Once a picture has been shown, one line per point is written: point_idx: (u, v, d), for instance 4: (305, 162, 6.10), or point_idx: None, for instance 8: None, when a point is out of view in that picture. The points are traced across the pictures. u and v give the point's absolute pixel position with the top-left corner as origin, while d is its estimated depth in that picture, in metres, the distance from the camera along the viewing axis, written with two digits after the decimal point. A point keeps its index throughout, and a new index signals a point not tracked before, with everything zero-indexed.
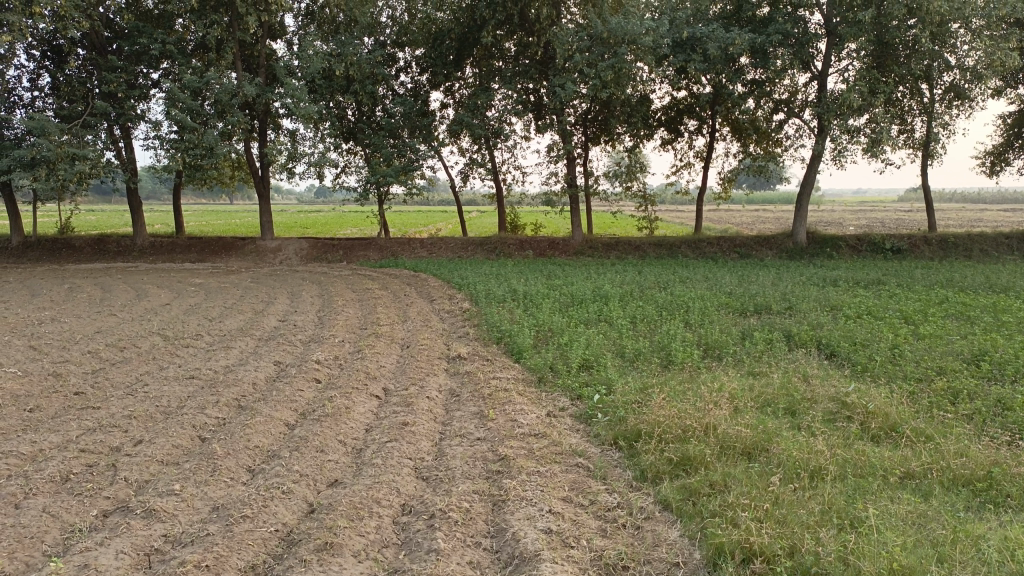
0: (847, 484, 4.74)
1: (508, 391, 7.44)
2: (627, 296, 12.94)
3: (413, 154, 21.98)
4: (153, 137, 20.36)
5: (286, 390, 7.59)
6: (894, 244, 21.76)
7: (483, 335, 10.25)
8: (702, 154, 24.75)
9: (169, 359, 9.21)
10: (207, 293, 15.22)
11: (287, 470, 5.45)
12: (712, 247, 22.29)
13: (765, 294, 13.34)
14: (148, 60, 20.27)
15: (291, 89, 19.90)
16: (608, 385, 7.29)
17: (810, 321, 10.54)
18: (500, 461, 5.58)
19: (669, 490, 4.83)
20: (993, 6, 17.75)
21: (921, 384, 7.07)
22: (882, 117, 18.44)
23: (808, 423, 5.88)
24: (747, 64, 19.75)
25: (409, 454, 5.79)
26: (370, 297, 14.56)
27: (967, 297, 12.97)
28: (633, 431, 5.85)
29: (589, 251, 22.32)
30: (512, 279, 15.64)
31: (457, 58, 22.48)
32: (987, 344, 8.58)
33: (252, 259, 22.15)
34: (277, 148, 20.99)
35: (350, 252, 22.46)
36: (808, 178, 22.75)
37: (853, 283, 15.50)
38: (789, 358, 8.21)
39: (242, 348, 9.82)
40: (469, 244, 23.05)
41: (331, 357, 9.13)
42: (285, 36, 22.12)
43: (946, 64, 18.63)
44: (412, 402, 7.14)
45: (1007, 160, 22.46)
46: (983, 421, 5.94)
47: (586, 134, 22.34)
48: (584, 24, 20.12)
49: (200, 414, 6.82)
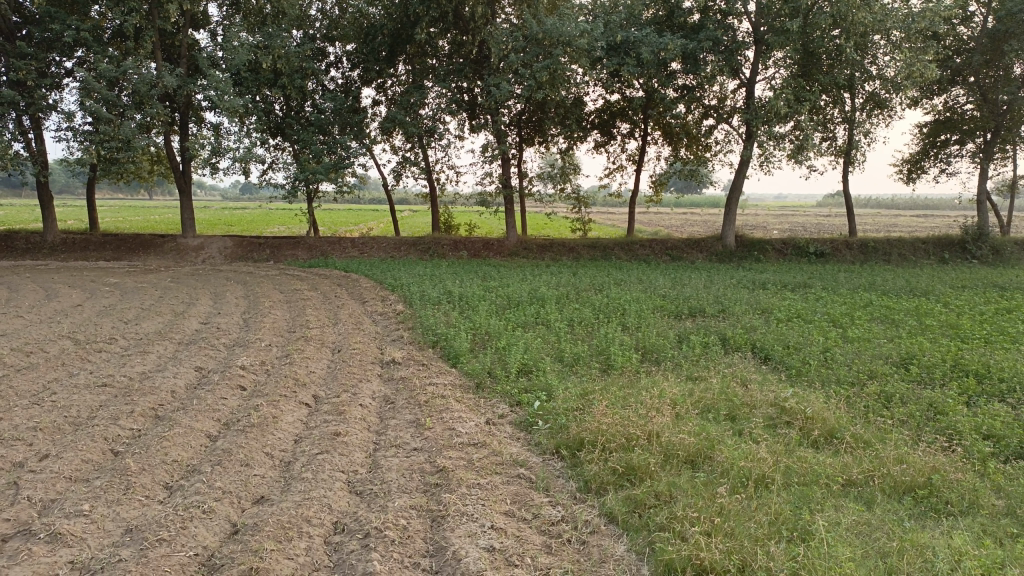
0: (793, 493, 4.68)
1: (445, 398, 7.19)
2: (564, 299, 12.85)
3: (344, 152, 21.45)
4: (66, 128, 19.28)
5: (208, 399, 7.15)
6: (818, 248, 22.35)
7: (417, 338, 9.97)
8: (634, 157, 24.99)
9: (81, 365, 8.61)
10: (124, 294, 14.45)
11: (208, 487, 5.07)
12: (644, 249, 22.50)
13: (699, 297, 13.44)
14: (61, 47, 19.20)
15: (215, 82, 19.16)
16: (548, 391, 7.13)
17: (744, 324, 10.63)
18: (439, 473, 5.33)
19: (613, 502, 4.69)
20: (912, 21, 18.48)
21: (854, 389, 7.16)
22: (808, 124, 18.91)
23: (749, 429, 5.84)
24: (678, 70, 20.00)
25: (341, 467, 5.48)
26: (299, 299, 14.06)
27: (890, 300, 13.35)
28: (575, 439, 5.69)
29: (523, 252, 22.23)
30: (446, 280, 15.37)
31: (390, 55, 22.05)
32: (913, 348, 8.79)
33: (172, 258, 21.22)
34: (200, 143, 20.19)
35: (277, 251, 21.76)
36: (736, 183, 23.19)
37: (781, 285, 15.84)
38: (726, 362, 8.22)
39: (161, 353, 9.28)
40: (402, 244, 22.65)
41: (256, 362, 8.69)
42: (208, 26, 21.28)
43: (868, 75, 19.22)
44: (344, 410, 6.81)
45: (922, 168, 23.42)
46: (918, 426, 6.01)
47: (520, 135, 22.20)
48: (519, 24, 19.98)
49: (114, 426, 6.35)
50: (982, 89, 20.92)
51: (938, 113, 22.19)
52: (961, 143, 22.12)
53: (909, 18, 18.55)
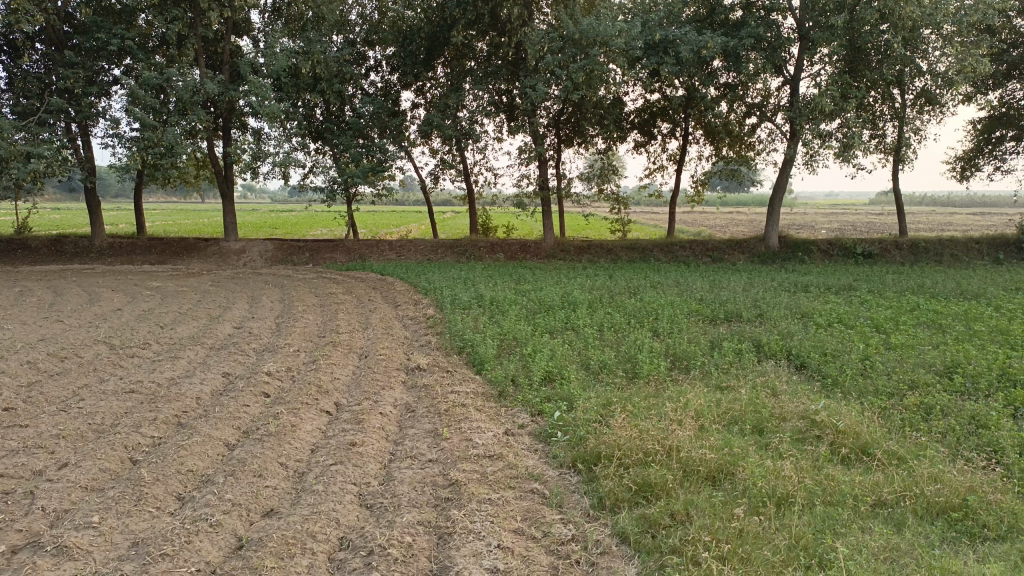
0: (816, 514, 4.44)
1: (465, 407, 7.07)
2: (597, 303, 12.63)
3: (382, 155, 21.52)
4: (111, 135, 19.71)
5: (230, 406, 7.14)
6: (865, 248, 21.69)
7: (445, 344, 9.87)
8: (675, 156, 24.59)
9: (112, 371, 8.71)
10: (164, 298, 14.67)
11: (218, 499, 5.03)
12: (684, 251, 22.12)
13: (736, 301, 13.11)
14: (107, 56, 19.63)
15: (256, 87, 19.38)
16: (571, 401, 6.96)
17: (781, 330, 10.29)
18: (451, 487, 5.22)
19: (626, 521, 4.52)
20: (963, 14, 17.80)
21: (892, 400, 6.84)
22: (854, 121, 18.31)
23: (776, 443, 5.60)
24: (719, 67, 19.59)
25: (353, 479, 5.40)
26: (333, 303, 14.09)
27: (939, 304, 12.83)
28: (592, 452, 5.52)
29: (561, 254, 22.03)
30: (480, 284, 15.28)
31: (428, 58, 22.07)
32: (959, 355, 8.38)
33: (214, 261, 21.54)
34: (241, 148, 20.46)
35: (317, 254, 21.95)
36: (780, 182, 22.65)
37: (824, 288, 15.37)
38: (759, 371, 7.94)
39: (191, 359, 9.35)
40: (440, 247, 22.65)
41: (283, 368, 8.69)
42: (250, 33, 21.57)
43: (918, 69, 18.52)
44: (363, 419, 6.74)
45: (977, 165, 22.56)
46: (957, 442, 5.70)
47: (559, 136, 22.00)
48: (556, 25, 19.77)
49: (135, 434, 6.37)
50: None
51: (992, 108, 21.34)
52: (1017, 139, 21.26)
53: (961, 11, 17.87)
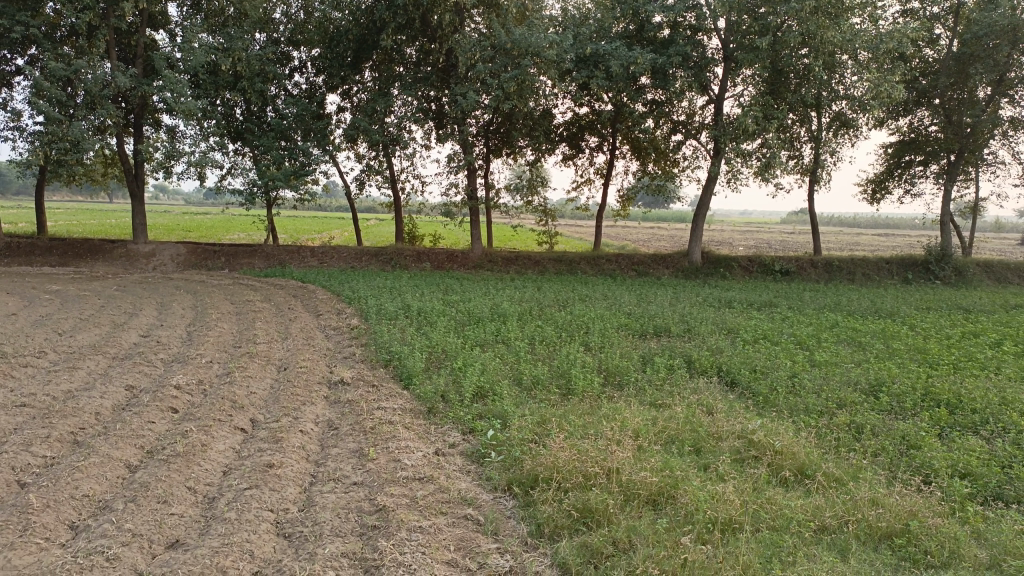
0: (761, 541, 4.30)
1: (393, 424, 6.70)
2: (527, 315, 12.42)
3: (305, 158, 20.81)
4: (11, 127, 18.45)
5: (134, 423, 6.56)
6: (783, 265, 22.25)
7: (370, 357, 9.45)
8: (601, 170, 24.75)
9: (1, 382, 7.94)
10: (63, 302, 13.67)
11: (116, 529, 4.53)
12: (610, 264, 22.21)
13: (664, 315, 13.12)
14: (8, 43, 18.36)
15: (171, 83, 18.44)
16: (503, 419, 6.69)
17: (710, 345, 10.29)
18: (378, 513, 4.85)
19: (567, 550, 4.28)
20: (879, 41, 18.43)
21: (824, 419, 6.82)
22: (775, 142, 18.78)
23: (715, 465, 5.48)
24: (647, 84, 19.75)
25: (269, 505, 4.97)
26: (249, 311, 13.43)
27: (857, 322, 13.17)
28: (528, 475, 5.27)
29: (487, 265, 21.79)
30: (406, 293, 14.88)
31: (355, 60, 21.50)
32: (883, 373, 8.51)
33: (121, 264, 20.36)
34: (153, 146, 19.44)
35: (233, 259, 21.04)
36: (703, 199, 23.04)
37: (747, 304, 15.62)
38: (692, 388, 7.86)
39: (91, 370, 8.65)
40: (364, 254, 22.07)
41: (193, 381, 8.10)
42: (166, 26, 20.57)
43: (835, 94, 19.13)
44: (281, 437, 6.29)
45: (886, 189, 23.54)
46: (891, 464, 5.70)
47: (487, 146, 21.77)
48: (486, 34, 19.55)
49: (23, 454, 5.75)
50: (946, 112, 21.04)
51: (902, 134, 22.32)
52: (925, 164, 22.28)
53: (877, 38, 18.52)
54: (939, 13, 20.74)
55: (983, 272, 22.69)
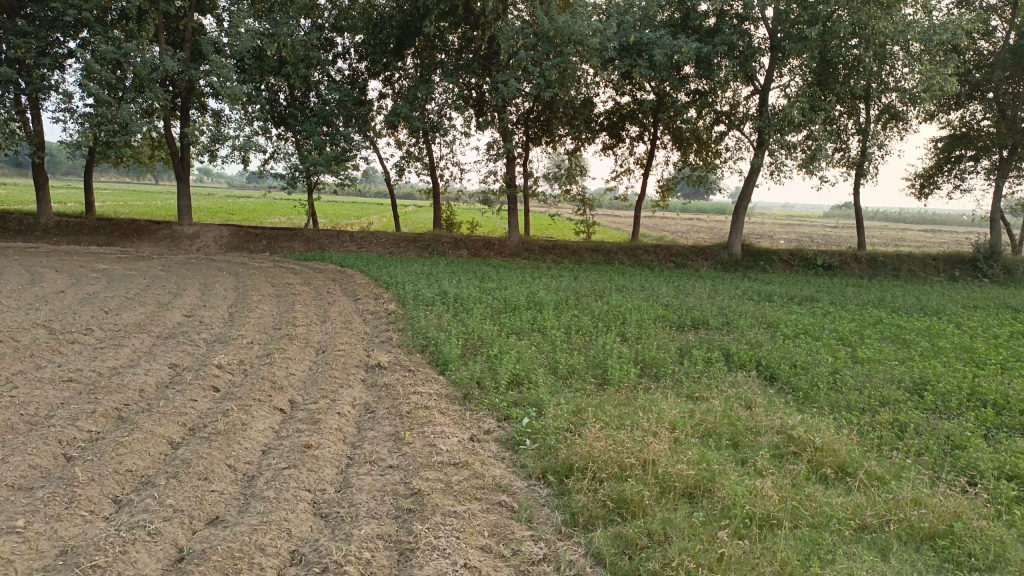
0: (799, 538, 4.24)
1: (429, 409, 6.73)
2: (564, 305, 12.37)
3: (346, 144, 20.97)
4: (63, 110, 18.90)
5: (177, 400, 6.70)
6: (825, 260, 21.85)
7: (407, 342, 9.50)
8: (642, 160, 24.52)
9: (50, 357, 8.16)
10: (110, 282, 13.99)
11: (158, 503, 4.63)
12: (648, 254, 22.03)
13: (702, 308, 12.97)
14: (61, 27, 18.74)
15: (217, 68, 18.71)
16: (538, 407, 6.69)
17: (749, 339, 10.16)
18: (413, 497, 4.88)
19: (601, 540, 4.27)
20: (933, 32, 17.91)
21: (866, 416, 6.69)
22: (820, 134, 18.40)
23: (753, 459, 5.41)
24: (690, 73, 19.48)
25: (307, 485, 5.03)
26: (289, 293, 13.60)
27: (901, 319, 12.89)
28: (563, 463, 5.26)
29: (525, 253, 21.77)
30: (443, 280, 14.94)
31: (397, 47, 21.55)
32: (928, 372, 8.31)
33: (165, 246, 20.77)
34: (199, 129, 19.76)
35: (274, 243, 21.33)
36: (745, 191, 22.71)
37: (787, 298, 15.38)
38: (730, 381, 7.77)
39: (136, 347, 8.85)
40: (402, 240, 22.20)
41: (234, 361, 8.24)
42: (214, 12, 20.79)
43: (885, 85, 18.65)
44: (319, 419, 6.36)
45: (934, 183, 22.96)
46: (935, 463, 5.57)
47: (527, 134, 21.69)
48: (529, 21, 19.43)
49: (71, 427, 5.90)
50: (1000, 106, 20.42)
51: (953, 128, 21.72)
52: (976, 158, 21.66)
53: (931, 30, 17.98)
54: (996, 4, 20.15)
55: None
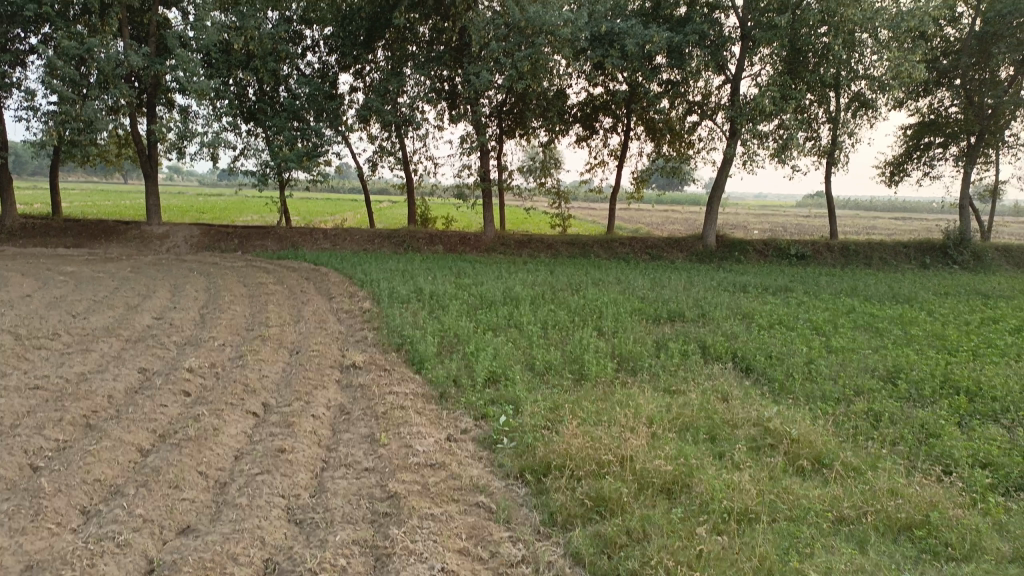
0: (778, 532, 4.23)
1: (405, 410, 6.65)
2: (540, 299, 12.33)
3: (317, 140, 20.74)
4: (26, 108, 18.47)
5: (147, 406, 6.56)
6: (799, 249, 22.01)
7: (382, 340, 9.40)
8: (615, 152, 24.53)
9: (15, 364, 7.96)
10: (78, 284, 13.72)
11: (127, 514, 4.52)
12: (624, 247, 22.06)
13: (678, 299, 12.99)
14: (22, 24, 18.30)
15: (183, 63, 18.38)
16: (516, 404, 6.63)
17: (725, 330, 10.18)
18: (390, 500, 4.81)
19: (580, 539, 4.23)
20: (900, 19, 18.05)
21: (841, 406, 6.72)
22: (792, 123, 18.50)
23: (731, 453, 5.41)
24: (662, 64, 19.48)
25: (281, 490, 4.94)
26: (262, 293, 13.42)
27: (874, 306, 13.01)
28: (541, 462, 5.21)
29: (500, 248, 21.69)
30: (418, 277, 14.84)
31: (367, 40, 21.30)
32: (901, 360, 8.37)
33: (135, 246, 20.42)
34: (166, 126, 19.42)
35: (246, 241, 21.05)
36: (718, 181, 22.80)
37: (761, 288, 15.47)
38: (707, 373, 7.77)
39: (105, 352, 8.66)
40: (376, 237, 22.03)
41: (206, 364, 8.09)
42: (179, 5, 20.42)
43: (854, 74, 18.79)
44: (293, 422, 6.26)
45: (904, 171, 23.21)
46: (910, 453, 5.61)
47: (501, 127, 21.58)
48: (500, 12, 19.30)
49: (37, 437, 5.75)
50: (967, 93, 20.66)
51: (922, 115, 21.95)
52: (944, 146, 21.93)
53: (898, 17, 18.14)
54: None
55: (1002, 257, 22.37)
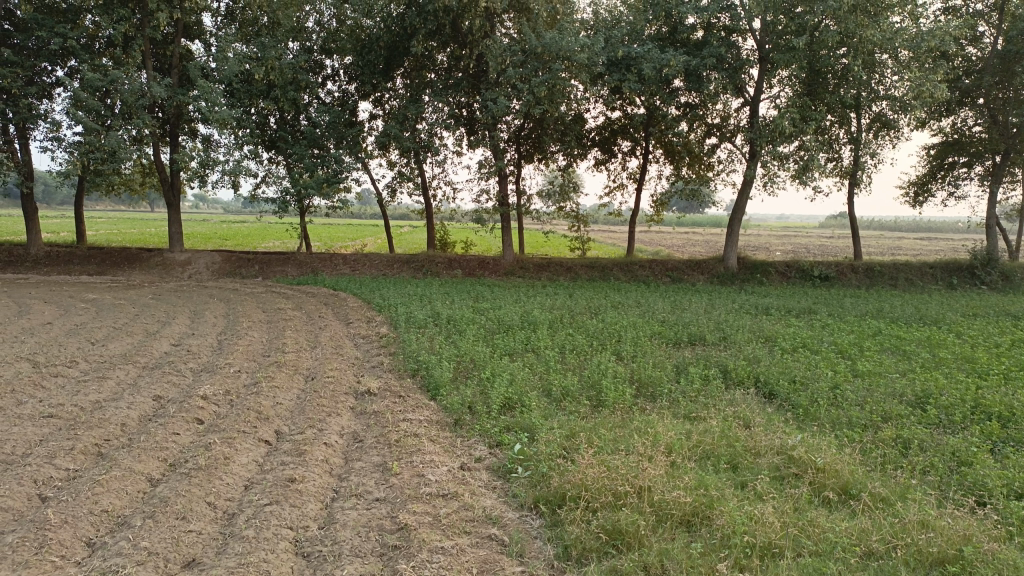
0: (802, 567, 4.04)
1: (418, 437, 6.53)
2: (558, 323, 12.19)
3: (337, 166, 20.87)
4: (51, 139, 18.77)
5: (158, 434, 6.50)
6: (822, 271, 21.71)
7: (398, 366, 9.31)
8: (635, 174, 24.45)
9: (31, 392, 7.95)
10: (99, 311, 13.80)
11: (132, 546, 4.42)
12: (644, 270, 21.89)
13: (698, 323, 12.79)
14: (48, 56, 18.66)
15: (205, 93, 18.62)
16: (531, 432, 6.50)
17: (747, 354, 9.97)
18: (400, 532, 4.69)
19: (595, 575, 4.07)
20: (921, 39, 17.87)
21: (867, 433, 6.50)
22: (813, 144, 18.30)
23: (753, 483, 5.22)
24: (680, 87, 19.41)
25: (289, 522, 4.83)
26: (280, 319, 13.41)
27: (900, 329, 12.73)
28: (556, 492, 5.06)
29: (519, 272, 21.61)
30: (436, 301, 14.78)
31: (386, 67, 21.47)
32: (931, 384, 8.12)
33: (157, 273, 20.59)
34: (188, 155, 19.64)
35: (266, 267, 21.16)
36: (739, 203, 22.61)
37: (784, 311, 15.23)
38: (728, 399, 7.58)
39: (120, 379, 8.65)
40: (396, 262, 22.05)
41: (220, 391, 8.03)
42: (201, 37, 20.76)
43: (875, 94, 18.60)
44: (305, 450, 6.16)
45: (929, 191, 22.88)
46: (941, 482, 5.39)
47: (519, 152, 21.60)
48: (517, 38, 19.39)
49: (47, 466, 5.69)
50: (991, 112, 20.37)
51: (945, 135, 21.68)
52: (969, 165, 21.61)
53: (918, 37, 17.96)
54: (983, 10, 20.18)
55: None
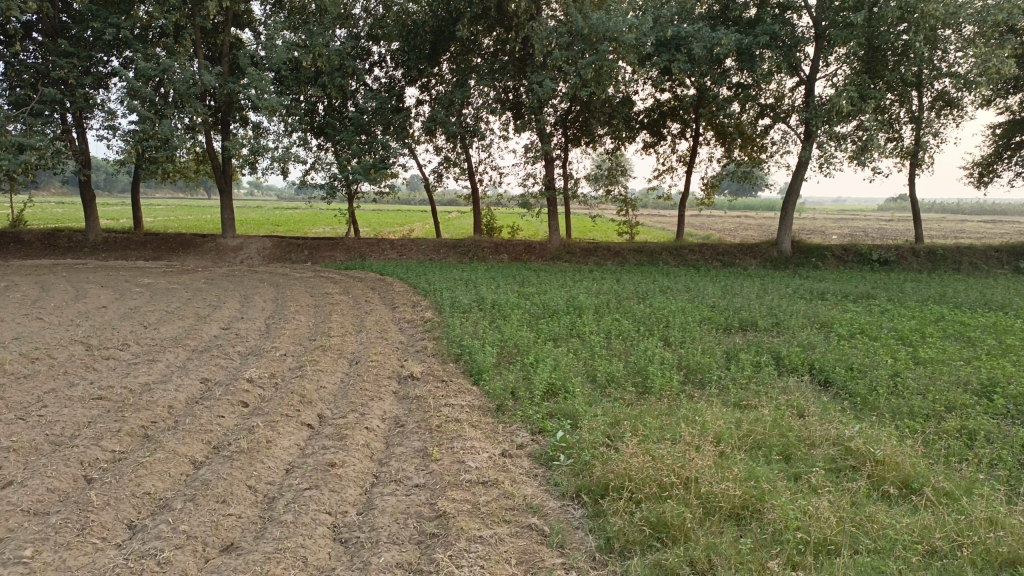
0: (860, 565, 3.80)
1: (459, 423, 6.43)
2: (605, 309, 11.97)
3: (384, 151, 20.89)
4: (107, 127, 19.18)
5: (203, 417, 6.53)
6: (881, 255, 20.96)
7: (442, 351, 9.23)
8: (684, 157, 23.95)
9: (83, 374, 8.10)
10: (152, 295, 14.07)
11: (171, 530, 4.42)
12: (694, 254, 21.46)
13: (750, 308, 12.43)
14: (103, 47, 19.04)
15: (254, 80, 18.79)
16: (574, 419, 6.34)
17: (800, 341, 9.62)
18: (438, 519, 4.59)
19: (638, 569, 3.91)
20: (986, 14, 16.96)
21: (930, 424, 6.18)
22: (871, 124, 17.61)
23: (807, 475, 4.99)
24: (732, 67, 18.86)
25: (328, 507, 4.78)
26: (327, 303, 13.47)
27: (965, 315, 12.16)
28: (599, 482, 4.91)
29: (566, 256, 21.40)
30: (482, 286, 14.68)
31: (432, 52, 21.42)
32: (997, 373, 7.70)
33: (210, 258, 20.96)
34: (239, 142, 19.89)
35: (315, 252, 21.34)
36: (792, 186, 21.97)
37: (841, 296, 14.73)
38: (781, 387, 7.31)
39: (169, 362, 8.76)
40: (442, 247, 22.05)
41: (265, 374, 8.07)
42: (251, 26, 20.94)
43: (938, 70, 17.78)
44: (346, 435, 6.12)
45: (995, 171, 21.88)
46: (1010, 477, 5.08)
47: (565, 136, 21.35)
48: (564, 20, 19.04)
49: (94, 448, 5.76)
50: None
51: (1012, 112, 20.67)
52: None
53: (984, 10, 17.02)
54: None
55: None
